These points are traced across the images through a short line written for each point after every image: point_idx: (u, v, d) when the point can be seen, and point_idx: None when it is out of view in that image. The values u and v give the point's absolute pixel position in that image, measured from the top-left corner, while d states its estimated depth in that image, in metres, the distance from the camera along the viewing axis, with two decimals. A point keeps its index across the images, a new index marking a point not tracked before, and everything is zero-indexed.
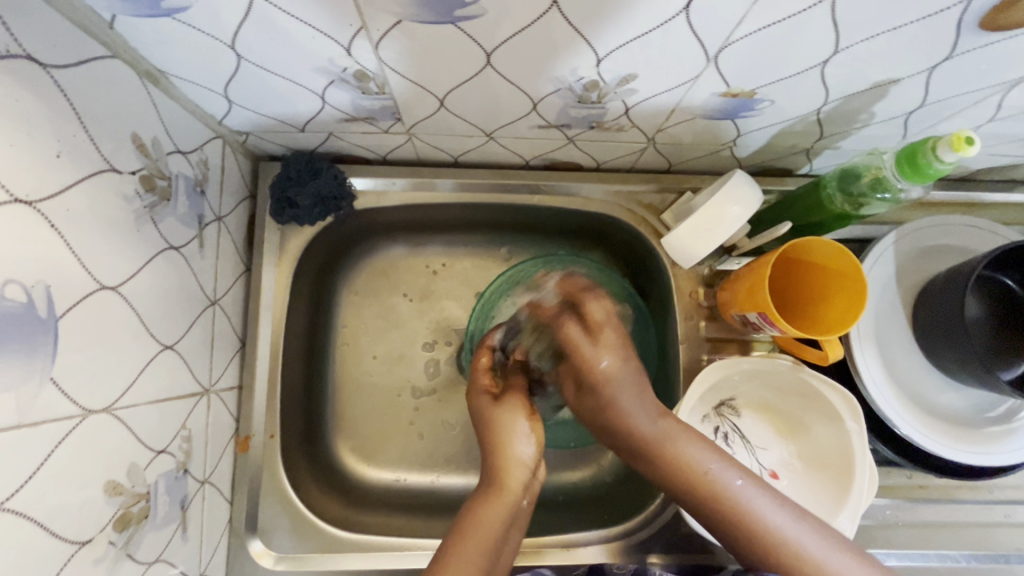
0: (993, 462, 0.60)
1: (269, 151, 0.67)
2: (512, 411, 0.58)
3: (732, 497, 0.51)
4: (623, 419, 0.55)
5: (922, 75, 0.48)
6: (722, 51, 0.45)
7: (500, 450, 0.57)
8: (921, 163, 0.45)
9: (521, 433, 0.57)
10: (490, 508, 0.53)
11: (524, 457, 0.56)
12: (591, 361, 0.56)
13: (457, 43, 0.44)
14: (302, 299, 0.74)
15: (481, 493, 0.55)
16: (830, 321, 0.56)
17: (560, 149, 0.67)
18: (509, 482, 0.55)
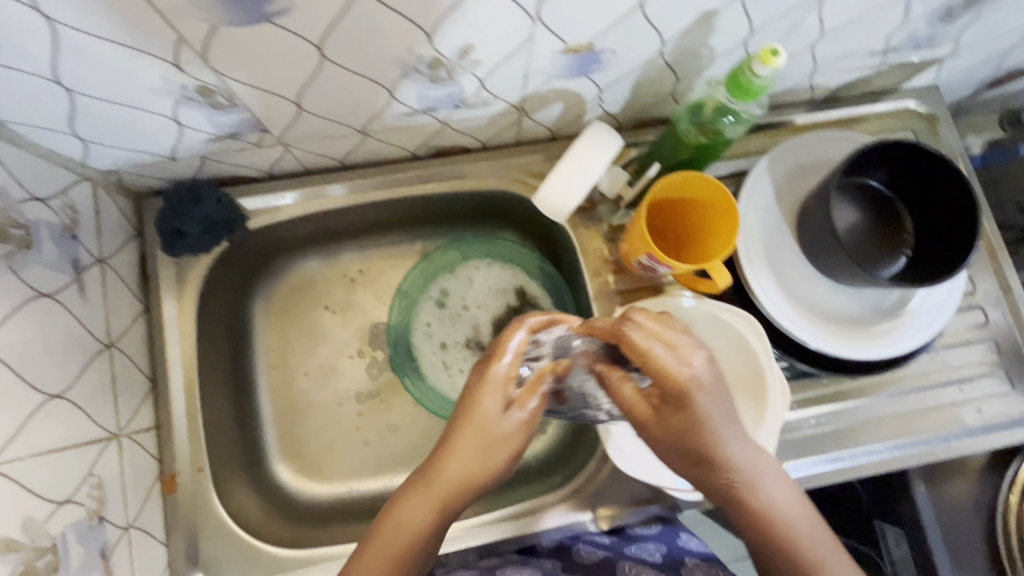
0: (871, 357, 0.65)
1: (148, 186, 0.66)
2: (507, 424, 0.54)
3: (806, 545, 0.50)
4: (711, 430, 0.50)
5: (736, 3, 0.51)
6: (540, 7, 0.47)
7: (455, 449, 0.53)
8: (741, 85, 0.48)
9: (496, 445, 0.54)
10: (412, 504, 0.52)
11: (456, 467, 0.53)
12: (683, 376, 0.50)
13: (283, 41, 0.45)
14: (217, 329, 0.73)
15: (409, 491, 0.53)
16: (716, 251, 0.59)
17: (438, 134, 0.68)
18: (451, 489, 0.53)
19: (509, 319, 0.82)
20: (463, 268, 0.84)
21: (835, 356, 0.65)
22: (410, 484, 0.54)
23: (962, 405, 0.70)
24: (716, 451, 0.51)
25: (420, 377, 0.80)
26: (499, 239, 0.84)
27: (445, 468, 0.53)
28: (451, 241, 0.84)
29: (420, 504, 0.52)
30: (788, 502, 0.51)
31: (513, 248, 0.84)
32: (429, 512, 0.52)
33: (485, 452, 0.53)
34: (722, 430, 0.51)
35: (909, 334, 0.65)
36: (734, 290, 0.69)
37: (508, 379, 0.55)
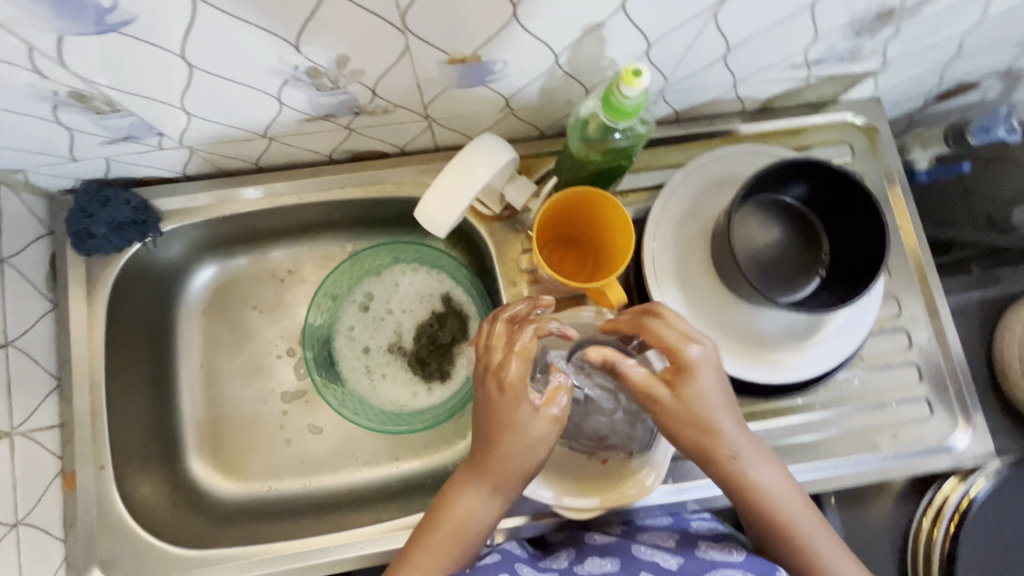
0: (774, 380, 0.64)
1: (58, 185, 0.66)
2: (542, 433, 0.55)
3: (783, 504, 0.56)
4: (708, 401, 0.55)
5: (619, 15, 0.49)
6: (406, 19, 0.46)
7: (494, 462, 0.56)
8: (617, 107, 0.46)
9: (533, 447, 0.55)
10: (467, 500, 0.57)
11: (507, 465, 0.55)
12: (691, 351, 0.55)
13: (142, 51, 0.45)
14: (134, 325, 0.74)
15: (460, 487, 0.58)
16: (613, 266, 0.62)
17: (348, 139, 0.67)
18: (503, 484, 0.56)
19: (432, 325, 0.82)
20: (389, 271, 0.83)
21: (738, 377, 0.64)
22: (462, 479, 0.58)
23: (880, 430, 0.69)
24: (713, 422, 0.55)
25: (340, 381, 0.80)
26: (426, 245, 0.83)
27: (491, 473, 0.56)
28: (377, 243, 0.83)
29: (471, 499, 0.57)
30: (773, 481, 0.56)
31: (441, 254, 0.82)
32: (481, 505, 0.57)
33: (525, 459, 0.55)
34: (719, 410, 0.55)
35: (815, 359, 0.64)
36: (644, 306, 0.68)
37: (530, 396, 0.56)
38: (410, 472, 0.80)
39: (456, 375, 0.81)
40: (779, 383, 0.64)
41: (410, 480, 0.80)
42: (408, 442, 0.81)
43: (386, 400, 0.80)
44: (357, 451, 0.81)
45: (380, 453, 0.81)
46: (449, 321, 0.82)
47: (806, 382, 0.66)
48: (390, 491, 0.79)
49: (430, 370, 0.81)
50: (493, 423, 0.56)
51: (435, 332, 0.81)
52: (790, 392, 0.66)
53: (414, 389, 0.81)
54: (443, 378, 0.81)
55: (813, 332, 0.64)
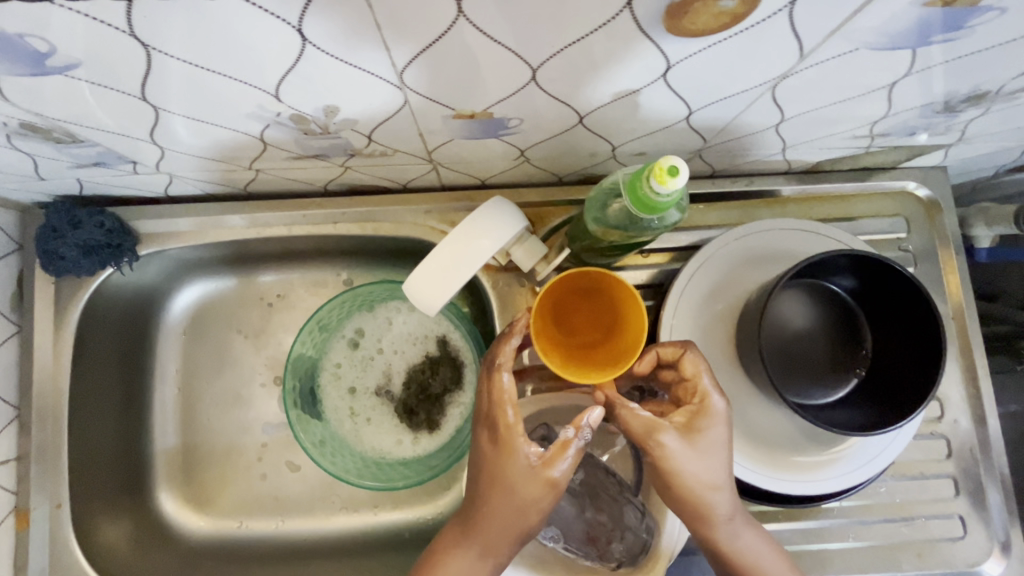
0: (791, 490, 0.56)
1: (29, 200, 0.61)
2: (542, 491, 0.47)
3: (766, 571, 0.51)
4: (717, 455, 0.48)
5: (658, 84, 0.41)
6: (403, 77, 0.39)
7: (492, 521, 0.48)
8: (645, 202, 0.39)
9: (528, 509, 0.47)
10: (461, 559, 0.50)
11: (501, 527, 0.48)
12: (717, 402, 0.48)
13: (95, 91, 0.39)
14: (106, 348, 0.69)
15: (455, 543, 0.50)
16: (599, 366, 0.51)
17: (344, 175, 0.60)
18: (496, 547, 0.49)
19: (424, 370, 0.76)
20: (384, 307, 0.77)
21: (752, 482, 0.56)
22: (452, 531, 0.51)
23: (902, 546, 0.62)
24: (711, 477, 0.48)
25: (321, 421, 0.75)
26: None
27: (486, 532, 0.49)
28: (375, 278, 0.77)
29: (461, 557, 0.50)
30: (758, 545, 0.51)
31: None
32: (477, 564, 0.49)
33: (523, 518, 0.48)
34: (725, 467, 0.48)
35: (843, 470, 0.56)
36: None
37: (529, 450, 0.47)
38: (388, 523, 0.76)
39: (446, 426, 0.75)
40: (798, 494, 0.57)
41: (387, 532, 0.75)
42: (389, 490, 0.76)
43: (368, 447, 0.75)
44: (334, 495, 0.76)
45: (359, 499, 0.76)
46: (443, 367, 0.76)
47: (830, 495, 0.58)
48: (365, 542, 0.75)
49: (418, 419, 0.75)
50: (489, 474, 0.48)
51: (428, 380, 0.76)
52: (808, 504, 0.58)
53: (399, 437, 0.76)
54: (431, 429, 0.75)
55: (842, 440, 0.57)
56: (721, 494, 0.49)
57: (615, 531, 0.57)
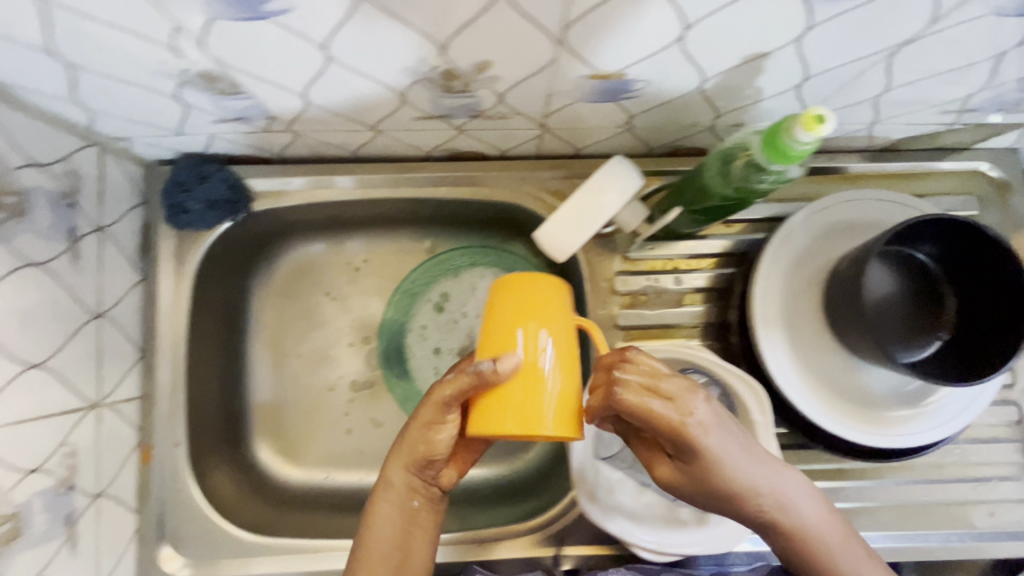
0: (876, 442, 0.60)
1: (157, 155, 0.65)
2: (425, 432, 0.49)
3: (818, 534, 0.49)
4: (709, 465, 0.43)
5: (791, 48, 0.45)
6: (566, 33, 0.42)
7: (393, 455, 0.53)
8: (789, 150, 0.42)
9: (418, 438, 0.50)
10: (382, 508, 0.53)
11: (406, 461, 0.52)
12: (675, 424, 0.41)
13: (285, 39, 0.42)
14: (212, 302, 0.72)
15: (373, 493, 0.53)
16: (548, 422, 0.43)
17: (454, 139, 0.64)
18: (404, 485, 0.52)
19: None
20: (468, 273, 0.82)
21: (844, 438, 0.60)
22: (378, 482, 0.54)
23: (974, 505, 0.65)
24: (723, 480, 0.44)
25: (409, 379, 0.80)
26: (507, 251, 0.81)
27: (390, 467, 0.53)
28: (459, 245, 0.82)
29: (385, 503, 0.52)
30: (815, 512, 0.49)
31: (522, 262, 0.80)
32: (396, 506, 0.53)
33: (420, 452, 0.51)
34: (740, 466, 0.44)
35: (925, 424, 0.60)
36: (742, 346, 0.65)
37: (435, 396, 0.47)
38: (468, 479, 0.79)
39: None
40: (888, 448, 0.60)
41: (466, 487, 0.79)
42: None
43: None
44: None
45: None
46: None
47: (918, 449, 0.61)
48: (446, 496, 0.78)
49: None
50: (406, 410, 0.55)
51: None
52: (897, 457, 0.61)
53: None
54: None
55: (928, 395, 0.60)
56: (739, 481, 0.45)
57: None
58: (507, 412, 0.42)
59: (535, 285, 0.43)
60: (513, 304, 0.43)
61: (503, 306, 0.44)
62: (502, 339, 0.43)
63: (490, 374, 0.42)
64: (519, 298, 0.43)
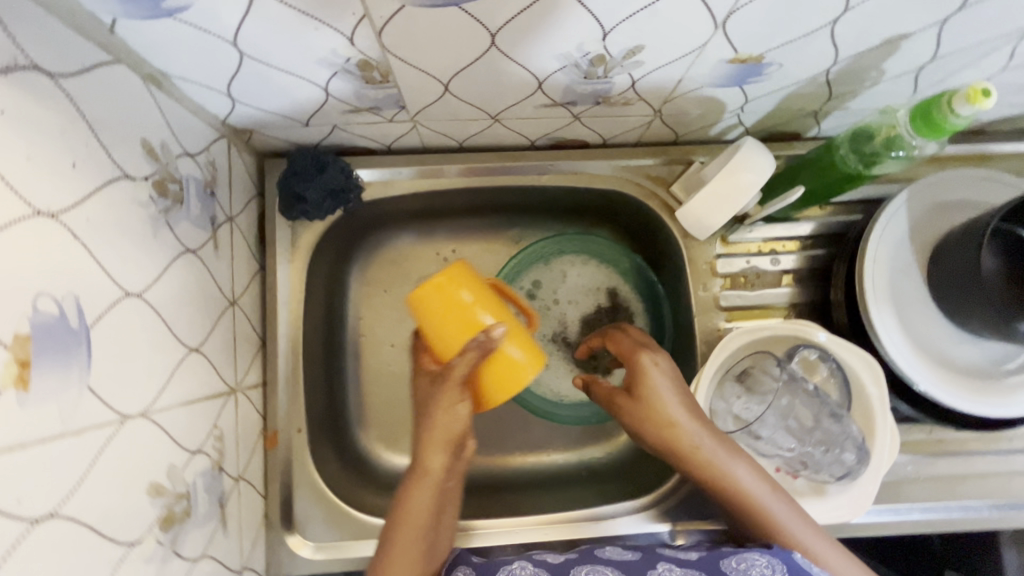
0: (974, 411, 0.62)
1: (274, 147, 0.67)
2: (453, 403, 0.56)
3: (762, 505, 0.55)
4: (668, 400, 0.57)
5: (933, 29, 0.47)
6: (730, 17, 0.44)
7: (430, 442, 0.56)
8: (947, 126, 0.45)
9: (447, 418, 0.56)
10: (420, 491, 0.55)
11: (441, 440, 0.56)
12: (647, 359, 0.59)
13: (461, 27, 0.44)
14: (318, 292, 0.74)
15: (411, 482, 0.55)
16: (494, 378, 0.58)
17: (566, 127, 0.66)
18: (436, 470, 0.55)
19: (601, 319, 0.82)
20: (558, 261, 0.83)
21: (948, 404, 0.63)
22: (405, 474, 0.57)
23: None
24: (668, 416, 0.57)
25: None
26: (596, 237, 0.82)
27: (429, 454, 0.56)
28: (546, 235, 0.83)
29: (420, 488, 0.55)
30: (747, 476, 0.56)
31: (611, 246, 0.81)
32: (435, 491, 0.55)
33: (455, 433, 0.56)
34: (681, 406, 0.57)
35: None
36: (850, 322, 0.68)
37: (456, 365, 0.55)
38: (563, 462, 0.81)
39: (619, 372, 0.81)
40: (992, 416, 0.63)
41: (562, 470, 0.80)
42: (561, 431, 0.82)
43: (547, 390, 0.81)
44: (512, 436, 0.82)
45: (534, 439, 0.82)
46: (619, 315, 0.82)
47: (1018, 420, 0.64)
48: (544, 480, 0.79)
49: (595, 363, 0.80)
50: (422, 397, 0.60)
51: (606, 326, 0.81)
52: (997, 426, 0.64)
53: (577, 381, 0.81)
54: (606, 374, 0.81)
55: None
56: (680, 426, 0.57)
57: (829, 454, 0.61)
58: (499, 377, 0.58)
59: (469, 278, 0.58)
60: (441, 296, 0.57)
61: (439, 292, 0.57)
62: (468, 323, 0.56)
63: (487, 344, 0.54)
64: (470, 287, 0.57)
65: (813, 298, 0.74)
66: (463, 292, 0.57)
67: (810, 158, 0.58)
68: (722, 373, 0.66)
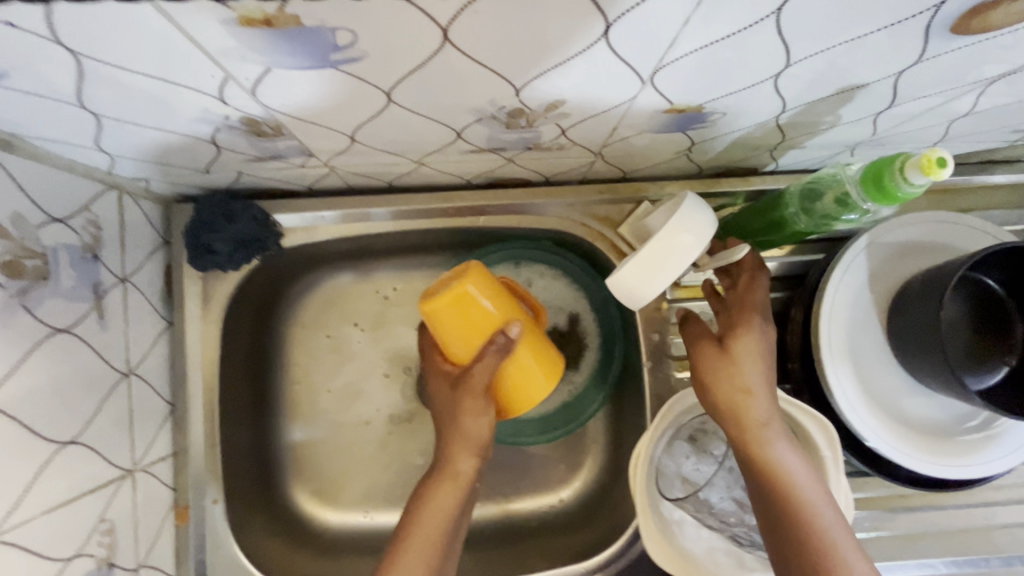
0: (899, 458, 0.58)
1: (178, 193, 0.60)
2: (478, 403, 0.54)
3: (826, 535, 0.45)
4: (759, 359, 0.50)
5: (890, 80, 0.42)
6: (658, 72, 0.39)
7: (460, 442, 0.55)
8: (903, 194, 0.40)
9: (474, 422, 0.55)
10: (442, 493, 0.54)
11: (473, 441, 0.55)
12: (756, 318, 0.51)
13: (348, 85, 0.38)
14: (240, 343, 0.68)
15: (436, 480, 0.55)
16: (515, 382, 0.58)
17: (501, 168, 0.60)
18: (464, 471, 0.55)
19: (550, 339, 0.76)
20: (527, 266, 0.76)
21: (877, 446, 0.59)
22: (431, 474, 0.56)
23: None
24: (744, 386, 0.49)
25: None
26: (569, 257, 0.74)
27: (459, 456, 0.55)
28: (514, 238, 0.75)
29: (449, 489, 0.54)
30: (810, 481, 0.48)
31: (583, 271, 0.74)
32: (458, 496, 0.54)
33: (480, 440, 0.55)
34: (768, 384, 0.50)
35: (964, 464, 0.58)
36: (803, 373, 0.63)
37: (485, 363, 0.53)
38: (512, 513, 0.76)
39: (552, 397, 0.76)
40: (920, 473, 0.59)
41: (510, 523, 0.76)
42: (510, 479, 0.78)
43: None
44: None
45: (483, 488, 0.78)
46: (568, 342, 0.76)
47: (940, 484, 0.61)
48: (490, 534, 0.75)
49: None
50: (441, 398, 0.58)
51: None
52: (918, 486, 0.61)
53: None
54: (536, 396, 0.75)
55: (965, 434, 0.59)
56: (760, 415, 0.49)
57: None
58: (523, 378, 0.57)
59: (482, 279, 0.54)
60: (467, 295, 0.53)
61: (460, 305, 0.53)
62: (485, 330, 0.54)
63: (508, 346, 0.53)
64: (489, 288, 0.54)
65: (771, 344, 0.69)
66: (481, 298, 0.53)
67: (763, 204, 0.54)
68: (681, 430, 0.62)
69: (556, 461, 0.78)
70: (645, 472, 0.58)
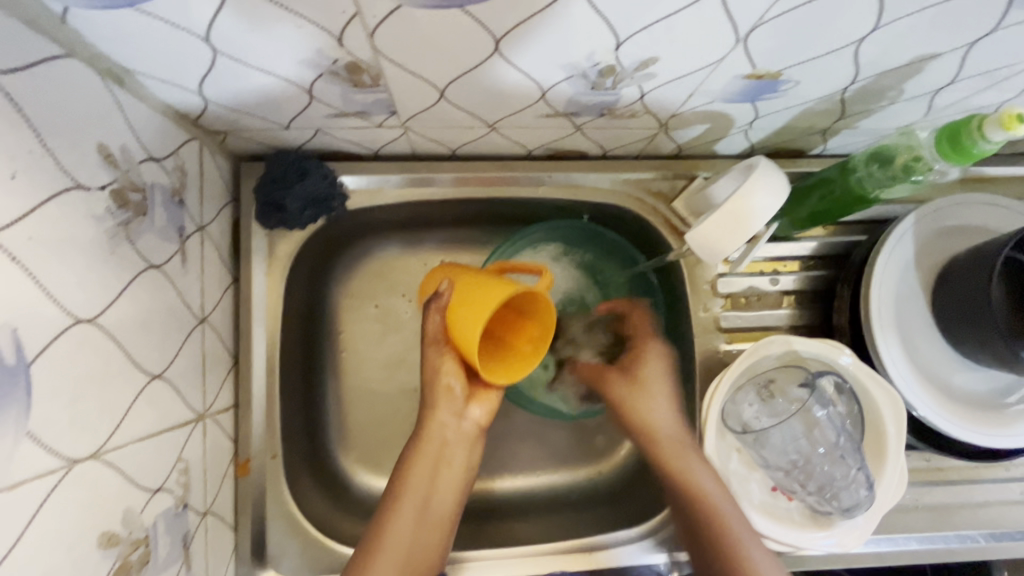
0: (914, 396, 0.61)
1: (250, 151, 0.61)
2: (434, 361, 0.56)
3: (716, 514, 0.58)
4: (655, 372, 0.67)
5: (960, 51, 0.45)
6: (753, 31, 0.41)
7: (434, 403, 0.57)
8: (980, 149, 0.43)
9: (438, 386, 0.57)
10: (424, 459, 0.57)
11: (449, 400, 0.58)
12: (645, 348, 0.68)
13: (463, 29, 0.40)
14: (298, 306, 0.69)
15: (415, 446, 0.58)
16: (463, 317, 0.51)
17: (566, 138, 0.62)
18: (442, 436, 0.58)
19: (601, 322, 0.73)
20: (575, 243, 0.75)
21: (898, 381, 0.61)
22: (411, 444, 0.58)
23: None
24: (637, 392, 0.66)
25: None
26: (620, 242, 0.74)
27: (434, 420, 0.58)
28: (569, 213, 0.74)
29: (426, 456, 0.57)
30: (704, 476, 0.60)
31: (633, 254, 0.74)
32: (435, 460, 0.58)
33: (452, 394, 0.57)
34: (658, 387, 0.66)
35: (980, 432, 0.60)
36: (853, 347, 0.66)
37: (428, 325, 0.55)
38: (553, 483, 0.78)
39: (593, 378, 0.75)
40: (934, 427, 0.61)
41: (550, 494, 0.77)
42: (551, 451, 0.79)
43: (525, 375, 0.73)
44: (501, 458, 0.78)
45: (524, 460, 0.78)
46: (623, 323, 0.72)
47: (953, 450, 0.63)
48: (534, 503, 0.76)
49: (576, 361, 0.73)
50: None
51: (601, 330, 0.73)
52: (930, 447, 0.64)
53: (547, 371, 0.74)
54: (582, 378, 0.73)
55: (990, 407, 0.62)
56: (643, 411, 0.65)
57: (844, 478, 0.61)
58: (469, 313, 0.51)
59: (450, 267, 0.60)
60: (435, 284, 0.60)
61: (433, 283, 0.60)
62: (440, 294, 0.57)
63: (441, 300, 0.54)
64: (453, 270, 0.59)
65: (813, 321, 0.72)
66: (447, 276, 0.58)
67: (824, 178, 0.56)
68: (744, 381, 0.64)
69: (595, 434, 0.79)
70: (716, 416, 0.63)
